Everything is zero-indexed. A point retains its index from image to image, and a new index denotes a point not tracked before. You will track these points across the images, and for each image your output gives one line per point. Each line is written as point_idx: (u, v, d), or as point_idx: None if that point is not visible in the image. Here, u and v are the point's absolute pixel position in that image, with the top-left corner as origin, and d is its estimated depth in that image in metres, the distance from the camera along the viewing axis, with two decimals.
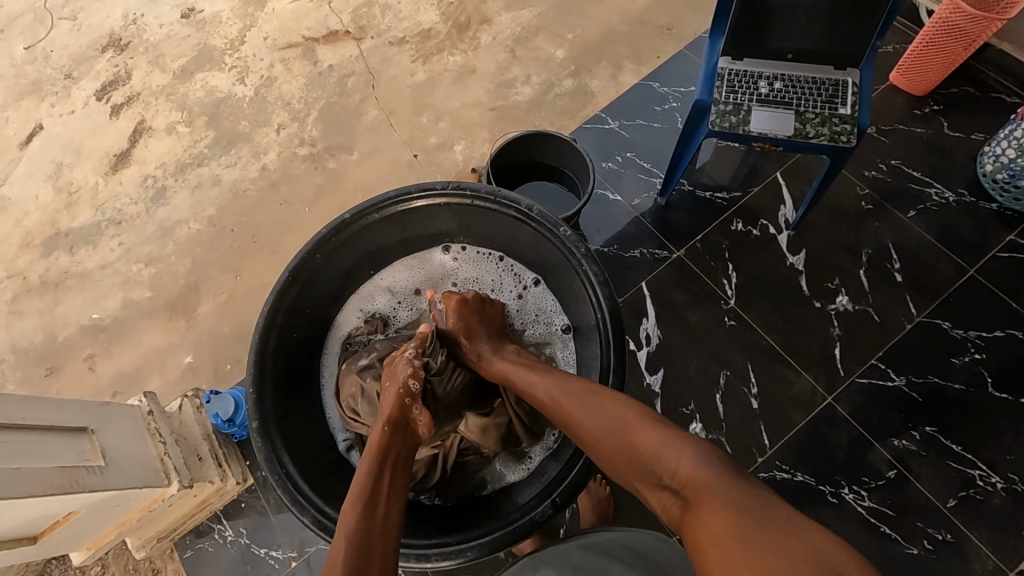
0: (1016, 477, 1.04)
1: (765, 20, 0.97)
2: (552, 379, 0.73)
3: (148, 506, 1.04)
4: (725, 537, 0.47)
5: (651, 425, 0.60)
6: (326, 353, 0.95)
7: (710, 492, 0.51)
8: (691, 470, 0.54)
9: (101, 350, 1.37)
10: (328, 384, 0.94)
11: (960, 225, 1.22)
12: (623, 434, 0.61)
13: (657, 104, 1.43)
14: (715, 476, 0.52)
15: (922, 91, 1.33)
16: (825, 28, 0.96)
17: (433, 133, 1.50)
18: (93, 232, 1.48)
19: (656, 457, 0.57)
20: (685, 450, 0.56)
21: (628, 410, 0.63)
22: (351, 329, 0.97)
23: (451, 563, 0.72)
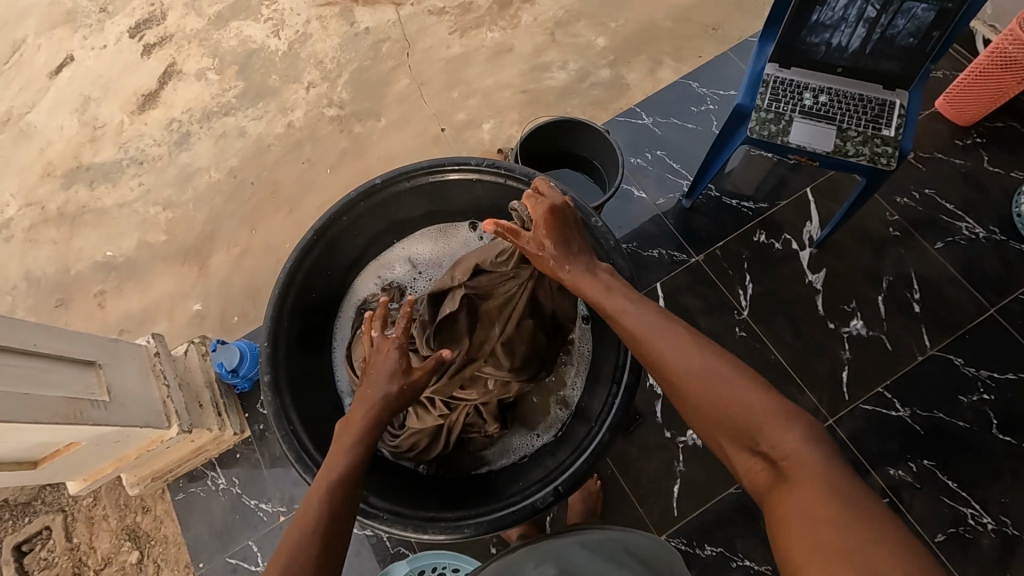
0: (1008, 520, 1.03)
1: (822, 31, 0.94)
2: (645, 313, 0.65)
3: (146, 446, 1.05)
4: (823, 524, 0.45)
5: (757, 392, 0.55)
6: (341, 316, 0.95)
7: (817, 480, 0.48)
8: (799, 449, 0.51)
9: (112, 287, 1.38)
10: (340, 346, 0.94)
11: (986, 262, 1.20)
12: (722, 390, 0.56)
13: (694, 104, 1.40)
14: (823, 464, 0.49)
15: (967, 122, 1.29)
16: (881, 45, 0.93)
17: (462, 109, 1.48)
18: (114, 170, 1.48)
19: (757, 426, 0.53)
20: (793, 427, 0.52)
21: (729, 366, 0.57)
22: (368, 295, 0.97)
23: (447, 537, 0.72)
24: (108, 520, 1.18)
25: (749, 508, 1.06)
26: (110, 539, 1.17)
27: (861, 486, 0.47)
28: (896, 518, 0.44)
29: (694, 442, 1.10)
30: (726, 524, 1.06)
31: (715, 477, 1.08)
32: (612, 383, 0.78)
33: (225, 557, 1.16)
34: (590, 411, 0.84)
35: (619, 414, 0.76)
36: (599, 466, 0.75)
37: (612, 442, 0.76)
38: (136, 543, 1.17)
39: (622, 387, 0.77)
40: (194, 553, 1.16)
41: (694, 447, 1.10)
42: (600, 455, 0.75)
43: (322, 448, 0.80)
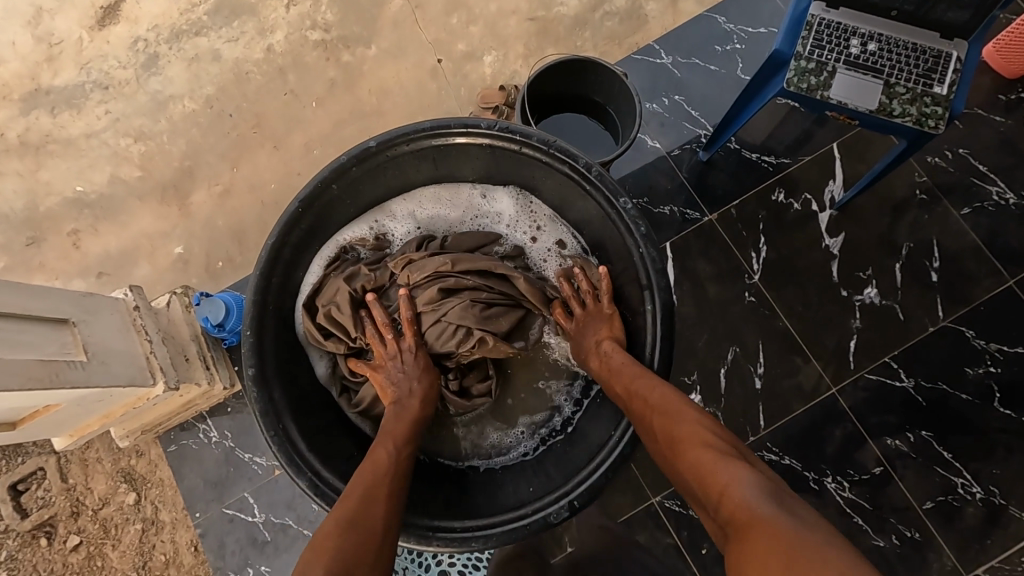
0: (996, 491, 1.05)
1: None
2: (637, 372, 0.72)
3: (133, 403, 1.01)
4: (767, 563, 0.47)
5: (711, 447, 0.60)
6: (315, 258, 0.85)
7: (759, 522, 0.51)
8: (745, 492, 0.54)
9: (86, 227, 1.28)
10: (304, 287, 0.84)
11: (1011, 232, 1.15)
12: (683, 449, 0.62)
13: (718, 44, 1.27)
14: (765, 507, 0.52)
15: (1014, 74, 1.18)
16: None
17: (463, 37, 1.33)
18: (77, 95, 1.34)
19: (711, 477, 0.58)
20: (744, 469, 0.57)
21: (696, 423, 0.64)
22: (350, 235, 0.87)
23: (451, 549, 0.71)
24: (102, 463, 1.17)
25: None
26: (106, 481, 1.17)
27: (802, 524, 0.49)
28: (834, 549, 0.46)
29: None
30: None
31: None
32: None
33: (222, 508, 1.15)
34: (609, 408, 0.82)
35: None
36: (617, 476, 0.73)
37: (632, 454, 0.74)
38: (132, 485, 1.17)
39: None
40: (190, 502, 1.16)
41: None
42: (620, 465, 0.72)
43: (315, 444, 0.76)
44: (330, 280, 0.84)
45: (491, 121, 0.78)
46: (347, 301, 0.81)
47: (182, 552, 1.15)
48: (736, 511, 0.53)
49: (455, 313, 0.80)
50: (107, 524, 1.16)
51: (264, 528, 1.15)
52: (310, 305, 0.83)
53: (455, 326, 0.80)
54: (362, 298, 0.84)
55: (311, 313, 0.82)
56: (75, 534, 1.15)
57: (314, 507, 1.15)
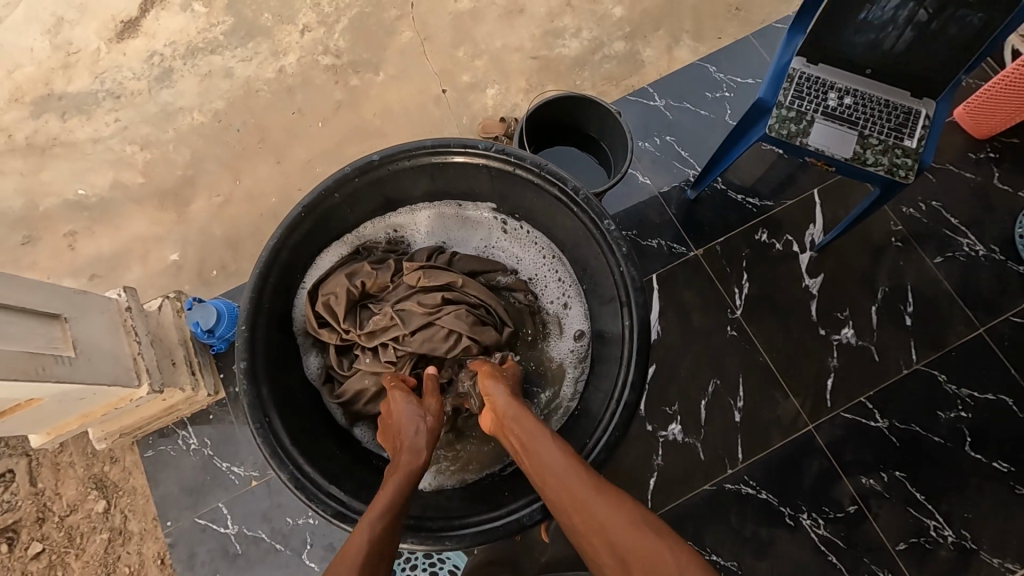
0: (967, 534, 1.07)
1: (868, 31, 0.89)
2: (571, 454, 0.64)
3: (115, 403, 1.01)
4: None
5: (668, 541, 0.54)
6: (326, 252, 0.90)
7: None
8: None
9: (83, 229, 1.30)
10: (310, 278, 0.89)
11: (982, 281, 1.20)
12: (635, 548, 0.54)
13: (709, 90, 1.34)
14: None
15: (983, 134, 1.26)
16: (928, 54, 0.88)
17: (467, 70, 1.40)
18: (88, 101, 1.38)
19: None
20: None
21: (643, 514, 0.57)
22: (369, 233, 0.93)
23: (426, 548, 0.71)
24: (75, 467, 1.15)
25: (724, 505, 1.07)
26: (76, 486, 1.15)
27: None
28: None
29: (674, 436, 1.11)
30: (698, 519, 1.07)
31: (691, 473, 1.09)
32: (611, 400, 0.75)
33: (194, 517, 1.13)
34: (585, 421, 0.82)
35: (615, 433, 0.74)
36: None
37: (606, 462, 0.74)
38: (103, 492, 1.15)
39: (621, 404, 0.74)
40: (162, 511, 1.14)
41: (673, 442, 1.10)
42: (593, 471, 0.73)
43: (298, 441, 0.76)
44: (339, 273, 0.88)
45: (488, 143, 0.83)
46: (345, 295, 0.85)
47: (148, 564, 1.12)
48: None
49: (449, 318, 0.83)
50: (73, 532, 1.13)
51: (236, 540, 1.13)
52: (313, 293, 0.87)
53: (447, 330, 0.83)
54: (363, 295, 0.88)
55: (312, 300, 0.86)
56: (38, 541, 1.12)
57: (288, 519, 1.13)
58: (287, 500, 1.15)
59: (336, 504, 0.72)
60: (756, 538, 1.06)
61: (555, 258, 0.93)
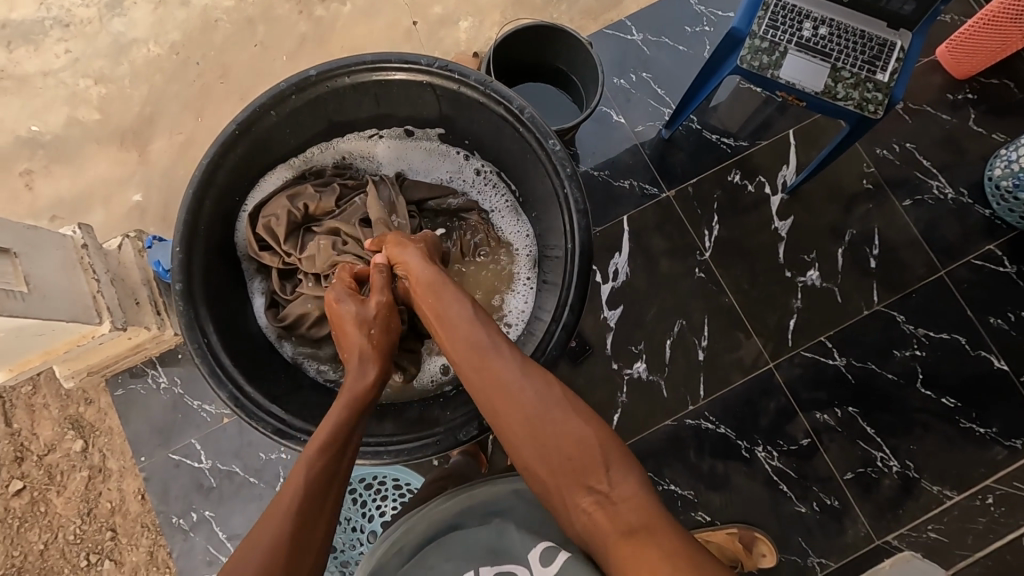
0: (911, 465, 1.12)
1: None
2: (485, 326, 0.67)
3: (76, 340, 1.01)
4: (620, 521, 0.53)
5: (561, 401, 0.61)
6: (268, 177, 0.88)
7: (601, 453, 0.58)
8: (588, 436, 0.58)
9: (39, 168, 1.24)
10: (253, 200, 0.88)
11: (947, 225, 1.21)
12: (534, 409, 0.60)
13: (688, 25, 1.29)
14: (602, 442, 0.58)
15: (963, 75, 1.24)
16: None
17: (439, 1, 1.32)
18: (34, 30, 1.29)
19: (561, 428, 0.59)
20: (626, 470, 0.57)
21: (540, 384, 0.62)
22: (315, 157, 0.91)
23: (365, 462, 0.74)
24: (49, 409, 1.15)
25: (684, 439, 1.11)
26: (52, 427, 1.15)
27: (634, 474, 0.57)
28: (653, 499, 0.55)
29: (640, 375, 1.13)
30: (661, 453, 1.11)
31: (655, 410, 1.12)
32: (551, 321, 0.77)
33: (168, 453, 1.15)
34: (525, 344, 0.83)
35: (553, 353, 0.76)
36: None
37: (543, 381, 0.76)
38: (80, 433, 1.15)
39: (560, 325, 0.76)
40: (136, 448, 1.15)
41: (639, 380, 1.13)
42: None
43: (240, 364, 0.78)
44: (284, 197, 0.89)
45: (431, 60, 0.80)
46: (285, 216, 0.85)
47: (128, 500, 1.14)
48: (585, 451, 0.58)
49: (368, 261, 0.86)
50: (52, 471, 1.14)
51: (210, 474, 1.15)
52: (254, 216, 0.86)
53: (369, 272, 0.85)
54: (303, 219, 0.88)
55: (254, 224, 0.86)
56: (18, 479, 1.13)
57: (262, 455, 1.16)
58: (258, 438, 1.17)
59: (277, 422, 0.75)
60: (713, 469, 1.11)
61: (500, 185, 0.92)
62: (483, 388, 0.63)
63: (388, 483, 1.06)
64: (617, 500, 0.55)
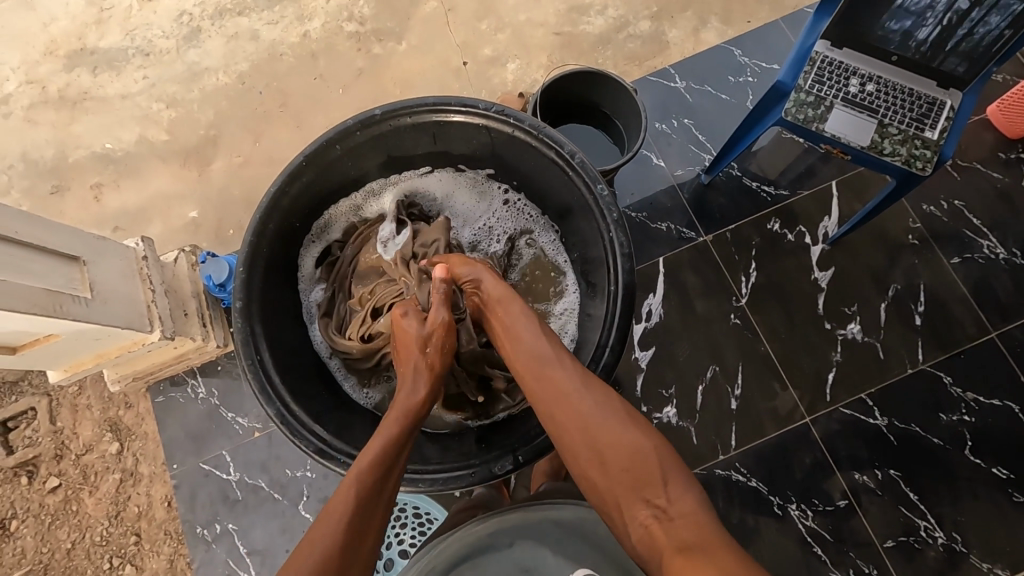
0: (958, 537, 1.06)
1: (904, 17, 0.88)
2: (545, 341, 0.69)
3: (128, 346, 1.05)
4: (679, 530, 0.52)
5: (621, 422, 0.61)
6: (337, 207, 0.94)
7: (660, 466, 0.57)
8: (647, 450, 0.58)
9: (108, 181, 1.33)
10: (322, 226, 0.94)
11: (999, 285, 1.16)
12: (594, 423, 0.61)
13: (732, 74, 1.31)
14: (660, 454, 0.58)
15: (1015, 135, 1.22)
16: (963, 42, 0.87)
17: (489, 43, 1.38)
18: (118, 57, 1.41)
19: (619, 443, 0.59)
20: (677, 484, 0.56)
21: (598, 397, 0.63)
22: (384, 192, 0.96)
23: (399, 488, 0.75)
24: (92, 410, 1.20)
25: (712, 489, 1.08)
26: (92, 428, 1.20)
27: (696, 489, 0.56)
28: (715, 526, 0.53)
29: (669, 419, 1.11)
30: None
31: (683, 456, 1.09)
32: (590, 362, 0.77)
33: (198, 462, 1.18)
34: None
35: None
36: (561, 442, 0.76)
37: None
38: (117, 435, 1.20)
39: (600, 365, 0.76)
40: (169, 454, 1.19)
41: (668, 425, 1.11)
42: None
43: (286, 382, 0.81)
44: (351, 223, 0.96)
45: (489, 104, 0.84)
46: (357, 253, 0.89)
47: (156, 506, 1.17)
48: (645, 466, 0.57)
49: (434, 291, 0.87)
50: (87, 471, 1.18)
51: (236, 487, 1.17)
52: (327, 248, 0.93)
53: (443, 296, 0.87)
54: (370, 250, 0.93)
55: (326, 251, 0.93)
56: (55, 476, 1.17)
57: (287, 471, 1.18)
58: (285, 454, 1.19)
59: (319, 441, 0.77)
60: (741, 523, 1.07)
61: (548, 228, 0.95)
62: (542, 401, 0.65)
63: (408, 511, 1.06)
64: (674, 515, 0.54)
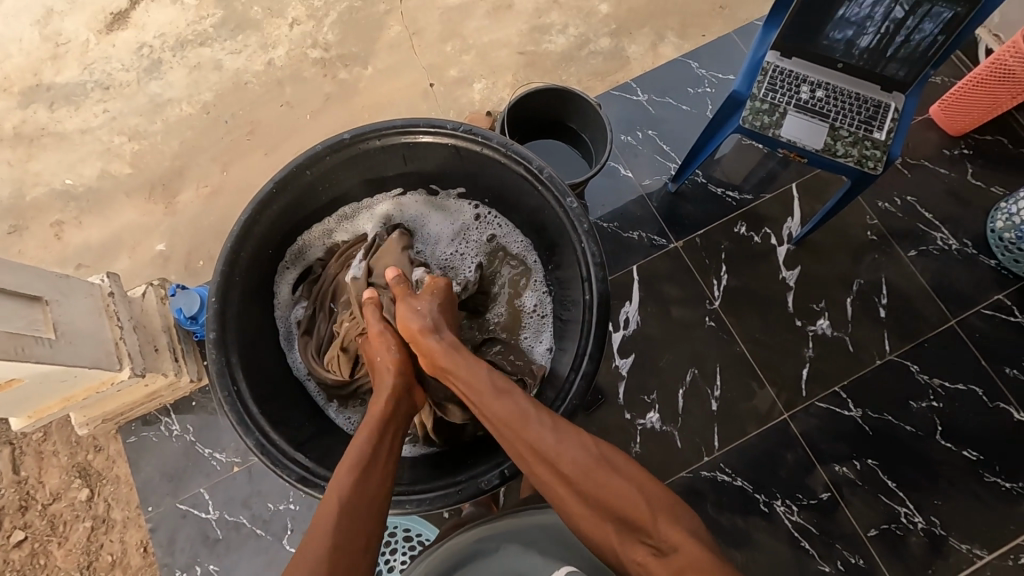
0: (937, 521, 1.09)
1: (846, 27, 0.93)
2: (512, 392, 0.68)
3: (96, 387, 1.02)
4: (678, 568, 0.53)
5: (604, 468, 0.61)
6: (310, 232, 0.94)
7: (647, 507, 0.58)
8: (632, 492, 0.59)
9: (69, 218, 1.30)
10: (298, 251, 0.93)
11: (954, 275, 1.22)
12: (577, 473, 0.61)
13: (691, 86, 1.36)
14: (644, 494, 0.59)
15: (957, 132, 1.29)
16: (901, 49, 0.93)
17: (455, 64, 1.41)
18: (76, 92, 1.38)
19: (605, 489, 0.59)
20: (674, 521, 0.57)
21: (575, 444, 0.63)
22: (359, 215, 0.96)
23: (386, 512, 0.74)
24: (59, 456, 1.15)
25: (700, 492, 1.09)
26: (60, 475, 1.14)
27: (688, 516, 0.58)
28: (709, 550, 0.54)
29: (653, 425, 1.12)
30: None
31: (670, 461, 1.10)
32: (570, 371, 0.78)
33: (175, 502, 1.14)
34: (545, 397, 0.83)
35: (573, 403, 0.76)
36: None
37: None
38: (87, 481, 1.15)
39: (580, 374, 0.77)
40: (143, 497, 1.14)
41: (652, 430, 1.12)
42: None
43: (265, 411, 0.79)
44: (327, 248, 0.96)
45: (456, 124, 0.85)
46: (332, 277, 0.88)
47: (131, 552, 1.12)
48: (633, 509, 0.58)
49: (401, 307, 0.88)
50: (55, 521, 1.13)
51: (216, 526, 1.13)
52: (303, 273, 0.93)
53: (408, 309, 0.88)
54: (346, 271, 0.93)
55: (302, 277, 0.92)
56: (21, 529, 1.12)
57: (269, 505, 1.14)
58: (267, 487, 1.16)
59: (301, 470, 0.75)
60: (730, 524, 1.08)
61: (522, 242, 0.96)
62: (521, 452, 0.65)
63: (398, 535, 1.03)
64: (669, 553, 0.55)
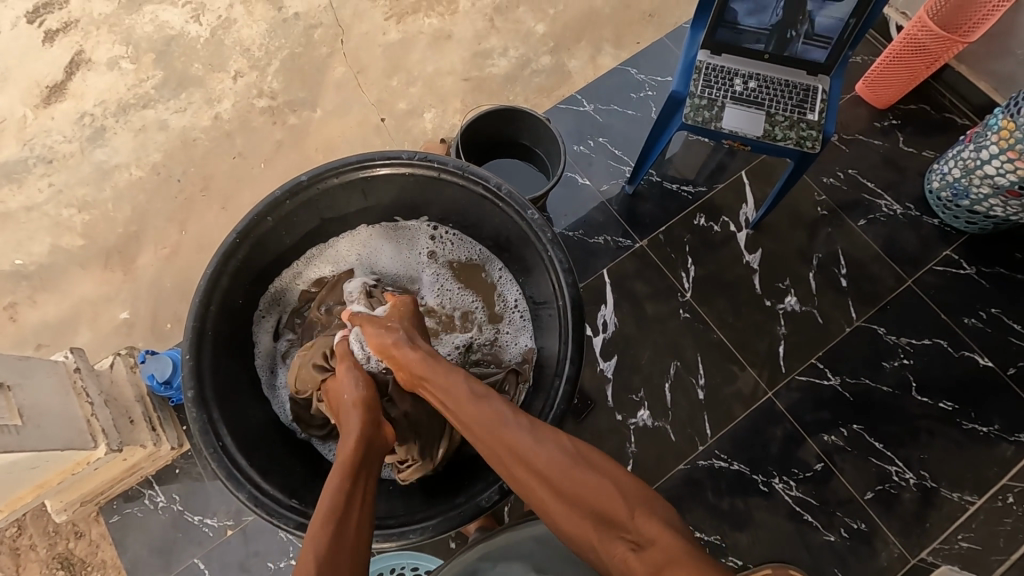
0: (926, 474, 1.13)
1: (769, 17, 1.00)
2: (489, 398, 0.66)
3: (71, 469, 0.97)
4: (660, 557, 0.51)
5: (578, 465, 0.59)
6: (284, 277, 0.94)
7: (621, 501, 0.56)
8: (605, 488, 0.57)
9: (23, 299, 1.25)
10: (272, 300, 0.93)
11: (903, 238, 1.29)
12: (553, 471, 0.59)
13: (633, 91, 1.41)
14: (616, 489, 0.57)
15: (884, 105, 1.37)
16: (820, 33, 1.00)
17: (403, 97, 1.43)
18: (18, 169, 1.35)
19: (582, 486, 0.58)
20: (644, 511, 0.55)
21: (549, 446, 0.61)
22: (330, 254, 0.97)
23: (392, 545, 0.73)
24: (36, 550, 1.09)
25: (699, 482, 1.10)
26: (39, 569, 1.08)
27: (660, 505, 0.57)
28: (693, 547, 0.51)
29: (645, 422, 1.13)
30: (679, 500, 1.09)
31: (666, 455, 1.12)
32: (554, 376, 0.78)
33: None
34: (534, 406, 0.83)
35: (561, 408, 0.76)
36: None
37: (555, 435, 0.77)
38: (70, 571, 1.09)
39: (564, 378, 0.77)
40: None
41: (645, 428, 1.13)
42: None
43: (254, 462, 0.78)
44: (301, 293, 0.95)
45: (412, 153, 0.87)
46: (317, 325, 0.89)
47: None
48: (610, 504, 0.56)
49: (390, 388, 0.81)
50: None
51: None
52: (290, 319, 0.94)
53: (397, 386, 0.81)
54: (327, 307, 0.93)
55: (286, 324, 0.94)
56: None
57: (270, 564, 1.10)
58: (265, 546, 1.12)
59: (299, 517, 0.74)
60: (734, 508, 1.09)
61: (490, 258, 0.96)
62: (500, 456, 0.63)
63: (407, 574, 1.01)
64: (647, 546, 0.53)
